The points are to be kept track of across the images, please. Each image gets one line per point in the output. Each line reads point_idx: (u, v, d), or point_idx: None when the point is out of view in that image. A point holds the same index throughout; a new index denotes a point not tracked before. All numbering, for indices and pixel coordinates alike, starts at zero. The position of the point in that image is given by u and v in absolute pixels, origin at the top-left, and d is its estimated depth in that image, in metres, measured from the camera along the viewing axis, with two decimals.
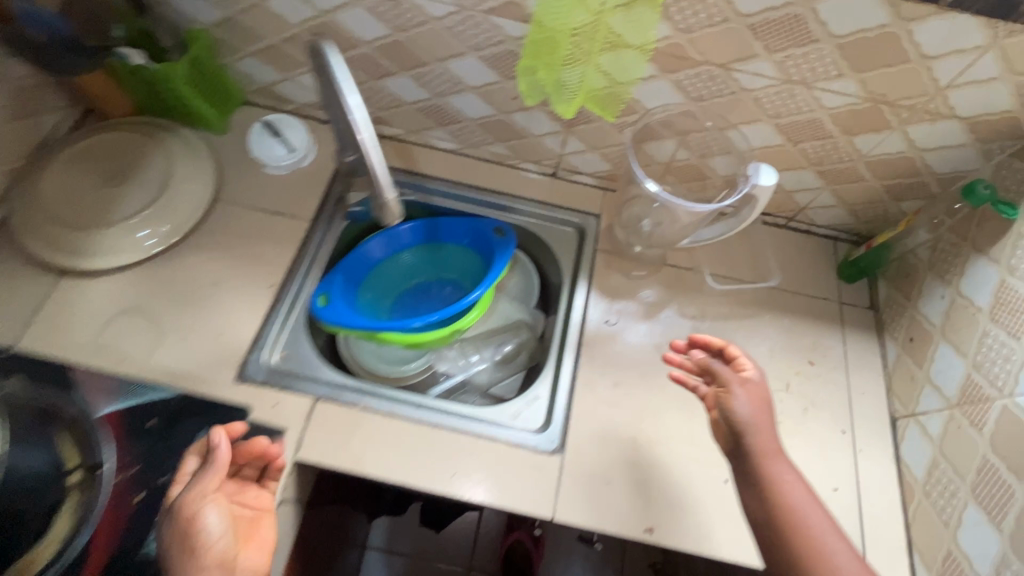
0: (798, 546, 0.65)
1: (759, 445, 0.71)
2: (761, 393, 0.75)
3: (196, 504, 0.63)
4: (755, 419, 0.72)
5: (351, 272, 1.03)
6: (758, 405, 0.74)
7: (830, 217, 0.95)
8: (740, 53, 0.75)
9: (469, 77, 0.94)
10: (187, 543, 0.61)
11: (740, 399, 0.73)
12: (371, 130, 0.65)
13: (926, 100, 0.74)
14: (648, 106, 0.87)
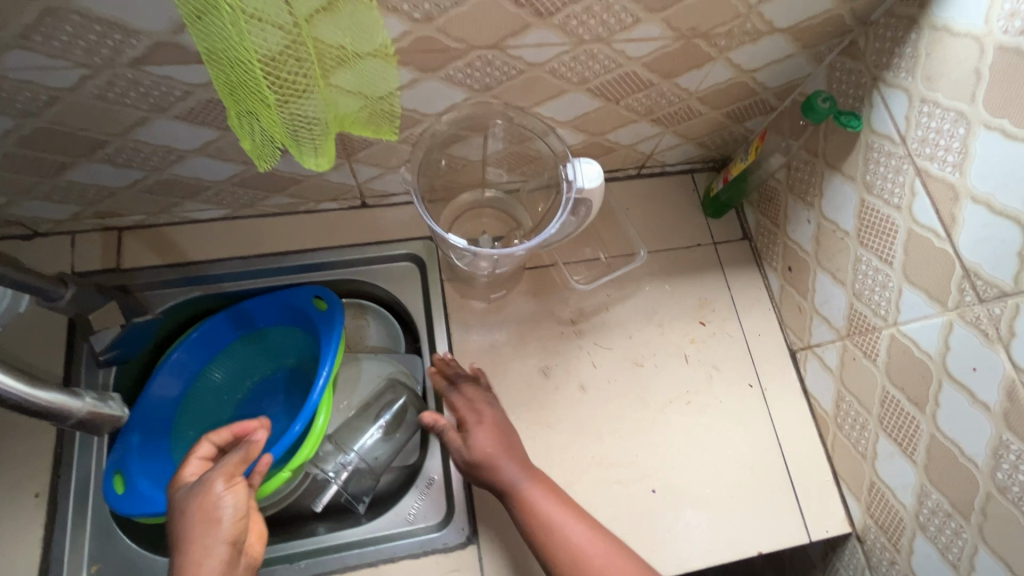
0: (535, 537, 0.64)
1: (500, 476, 0.67)
2: (490, 425, 0.71)
3: (224, 478, 0.56)
4: (489, 451, 0.68)
5: (149, 425, 0.74)
6: (485, 435, 0.69)
7: (680, 155, 0.88)
8: (510, 29, 0.53)
9: (177, 142, 0.61)
10: (206, 520, 0.53)
11: (473, 436, 0.69)
12: None
13: (740, 22, 0.59)
14: (430, 111, 0.64)
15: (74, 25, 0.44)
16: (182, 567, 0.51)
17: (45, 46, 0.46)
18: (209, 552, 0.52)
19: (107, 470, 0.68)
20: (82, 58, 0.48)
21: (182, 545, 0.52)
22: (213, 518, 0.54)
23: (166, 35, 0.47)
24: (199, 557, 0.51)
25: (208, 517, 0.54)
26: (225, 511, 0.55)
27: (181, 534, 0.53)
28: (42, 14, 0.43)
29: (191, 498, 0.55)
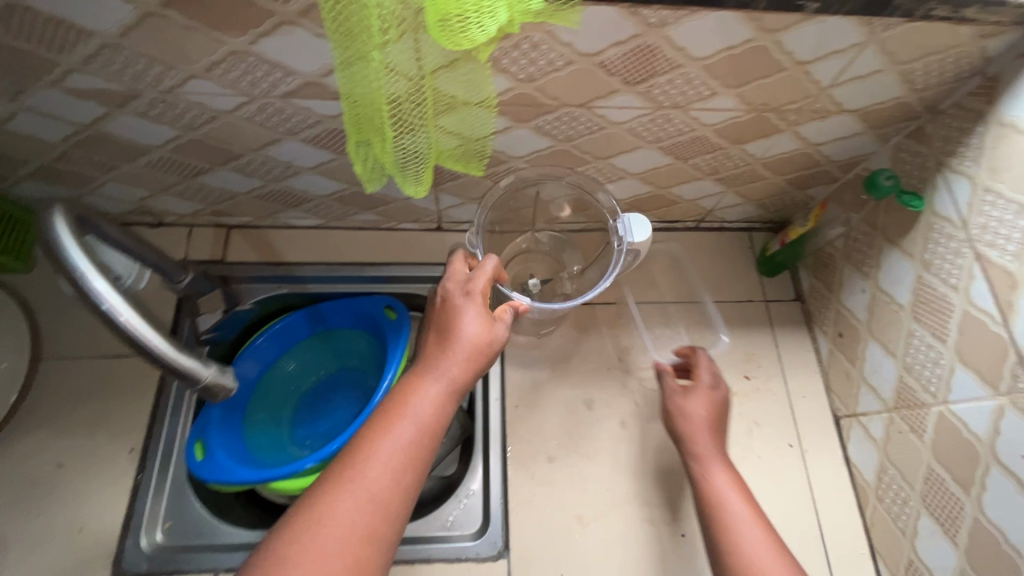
0: (712, 514, 0.66)
1: (695, 445, 0.72)
2: (713, 398, 0.75)
3: (437, 380, 0.56)
4: (693, 418, 0.74)
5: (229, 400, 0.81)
6: (701, 404, 0.75)
7: (739, 213, 0.92)
8: (598, 92, 0.60)
9: (298, 159, 0.71)
10: (405, 419, 0.53)
11: (691, 398, 0.75)
12: (134, 309, 0.47)
13: (811, 101, 0.64)
14: (515, 154, 0.72)
15: (247, 64, 0.54)
16: (370, 458, 0.51)
17: (219, 78, 0.56)
18: (405, 455, 0.52)
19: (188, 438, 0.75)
20: (245, 89, 0.58)
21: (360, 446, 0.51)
22: (413, 419, 0.54)
23: (314, 77, 0.56)
24: (396, 454, 0.51)
25: (409, 424, 0.53)
26: (422, 418, 0.54)
27: (385, 425, 0.53)
28: (226, 55, 0.53)
29: (405, 387, 0.56)
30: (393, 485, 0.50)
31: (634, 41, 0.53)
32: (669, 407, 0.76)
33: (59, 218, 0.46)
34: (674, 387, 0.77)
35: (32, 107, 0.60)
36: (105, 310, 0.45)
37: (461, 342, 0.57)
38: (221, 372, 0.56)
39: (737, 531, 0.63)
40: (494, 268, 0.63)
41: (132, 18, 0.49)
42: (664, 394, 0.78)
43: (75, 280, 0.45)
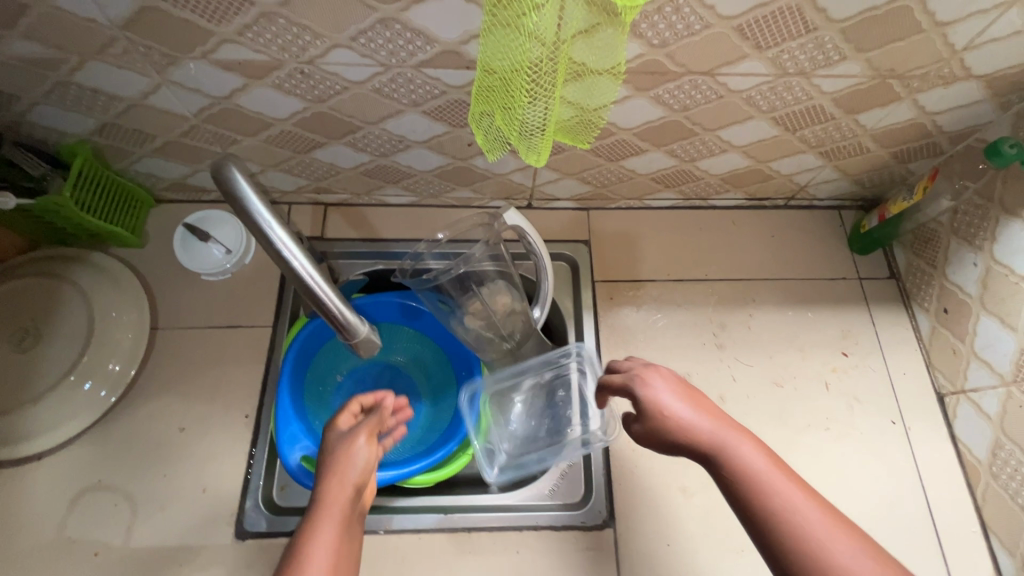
0: (776, 526, 0.52)
1: (701, 449, 0.58)
2: (663, 381, 0.62)
3: (328, 524, 0.58)
4: (669, 416, 0.59)
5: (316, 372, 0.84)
6: (659, 392, 0.61)
7: (833, 190, 0.91)
8: (726, 58, 0.60)
9: (412, 133, 0.73)
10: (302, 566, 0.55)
11: (645, 396, 0.61)
12: (305, 252, 0.51)
13: (939, 66, 0.63)
14: (625, 125, 0.72)
15: (392, 31, 0.56)
16: None
17: (362, 48, 0.58)
18: None
19: (295, 461, 0.72)
20: (383, 58, 0.60)
21: None
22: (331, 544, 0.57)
23: (453, 44, 0.58)
24: None
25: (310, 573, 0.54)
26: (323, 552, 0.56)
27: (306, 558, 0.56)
28: (375, 23, 0.55)
29: (298, 540, 0.58)
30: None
31: (775, 3, 0.54)
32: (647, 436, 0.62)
33: (231, 167, 0.48)
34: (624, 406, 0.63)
35: (176, 80, 0.63)
36: (282, 255, 0.49)
37: (338, 489, 0.61)
38: (371, 329, 0.61)
39: (807, 523, 0.51)
40: (354, 405, 0.70)
41: None
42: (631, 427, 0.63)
43: (255, 222, 0.49)
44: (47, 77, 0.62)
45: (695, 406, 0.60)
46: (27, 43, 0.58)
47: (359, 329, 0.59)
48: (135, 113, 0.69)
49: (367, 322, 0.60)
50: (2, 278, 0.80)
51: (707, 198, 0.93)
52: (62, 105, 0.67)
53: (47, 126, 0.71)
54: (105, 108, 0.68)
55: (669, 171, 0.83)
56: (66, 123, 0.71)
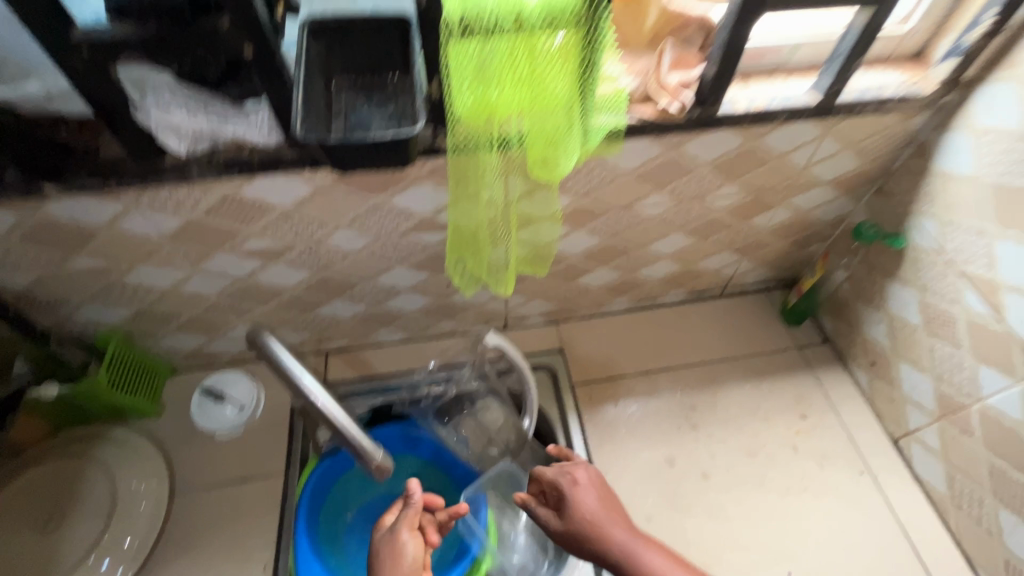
0: None
1: (614, 545, 0.70)
2: (594, 486, 0.77)
3: None
4: (595, 517, 0.73)
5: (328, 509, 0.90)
6: (591, 496, 0.75)
7: (756, 276, 1.08)
8: (636, 196, 0.79)
9: (400, 282, 0.88)
10: None
11: (580, 497, 0.75)
12: (328, 393, 0.62)
13: (795, 179, 0.83)
14: (572, 253, 0.89)
15: (381, 213, 0.73)
16: None
17: (358, 226, 0.75)
18: None
19: None
20: (374, 232, 0.76)
21: None
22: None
23: (428, 215, 0.75)
24: None
25: None
26: None
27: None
28: (368, 209, 0.73)
29: None
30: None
31: (659, 158, 0.74)
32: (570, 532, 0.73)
33: (270, 335, 0.62)
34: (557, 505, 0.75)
35: (206, 270, 0.78)
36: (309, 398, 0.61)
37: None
38: (387, 455, 0.69)
39: None
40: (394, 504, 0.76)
41: (308, 193, 0.68)
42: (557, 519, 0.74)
43: (289, 376, 0.62)
44: (98, 282, 0.76)
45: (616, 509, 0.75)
46: (88, 259, 0.72)
47: (375, 454, 0.66)
48: (168, 300, 0.83)
49: (382, 448, 0.68)
50: (29, 466, 0.86)
51: (656, 299, 1.08)
52: (106, 303, 0.81)
53: (89, 321, 0.83)
54: (142, 299, 0.81)
55: (617, 281, 1.00)
56: (106, 317, 0.83)
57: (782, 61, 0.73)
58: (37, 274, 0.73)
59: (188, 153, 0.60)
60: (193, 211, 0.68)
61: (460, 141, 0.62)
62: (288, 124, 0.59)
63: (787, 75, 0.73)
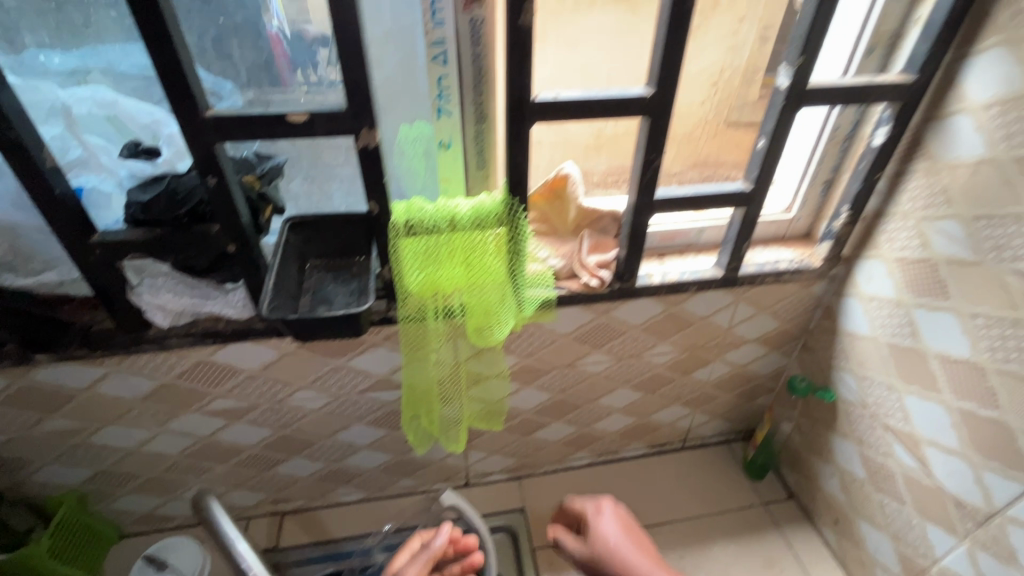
0: None
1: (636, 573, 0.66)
2: (611, 520, 0.72)
3: None
4: (615, 545, 0.69)
5: None
6: (610, 522, 0.72)
7: (714, 428, 1.11)
8: (577, 355, 0.87)
9: (359, 439, 0.91)
10: None
11: (598, 522, 0.72)
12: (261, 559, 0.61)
13: (723, 338, 0.92)
14: (525, 407, 0.94)
15: (341, 374, 0.80)
16: None
17: (319, 386, 0.81)
18: None
19: None
20: (334, 391, 0.83)
21: None
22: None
23: (385, 374, 0.82)
24: None
25: None
26: None
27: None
28: (329, 370, 0.80)
29: None
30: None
31: (591, 322, 0.83)
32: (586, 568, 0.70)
33: (216, 500, 0.64)
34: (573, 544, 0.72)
35: (171, 429, 0.82)
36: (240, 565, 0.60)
37: None
38: None
39: None
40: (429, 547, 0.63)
41: (274, 356, 0.76)
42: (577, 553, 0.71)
43: (224, 541, 0.62)
44: (65, 443, 0.80)
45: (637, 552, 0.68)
46: (60, 420, 0.77)
47: None
48: (129, 459, 0.85)
49: None
50: None
51: (616, 452, 1.09)
52: (68, 463, 0.83)
53: (47, 482, 0.84)
54: (104, 459, 0.84)
55: (575, 435, 1.02)
56: (64, 478, 0.85)
57: (691, 241, 0.87)
58: (8, 436, 0.77)
59: (172, 325, 0.69)
60: (167, 374, 0.75)
61: (409, 311, 0.72)
62: (258, 304, 0.67)
63: (697, 252, 0.86)
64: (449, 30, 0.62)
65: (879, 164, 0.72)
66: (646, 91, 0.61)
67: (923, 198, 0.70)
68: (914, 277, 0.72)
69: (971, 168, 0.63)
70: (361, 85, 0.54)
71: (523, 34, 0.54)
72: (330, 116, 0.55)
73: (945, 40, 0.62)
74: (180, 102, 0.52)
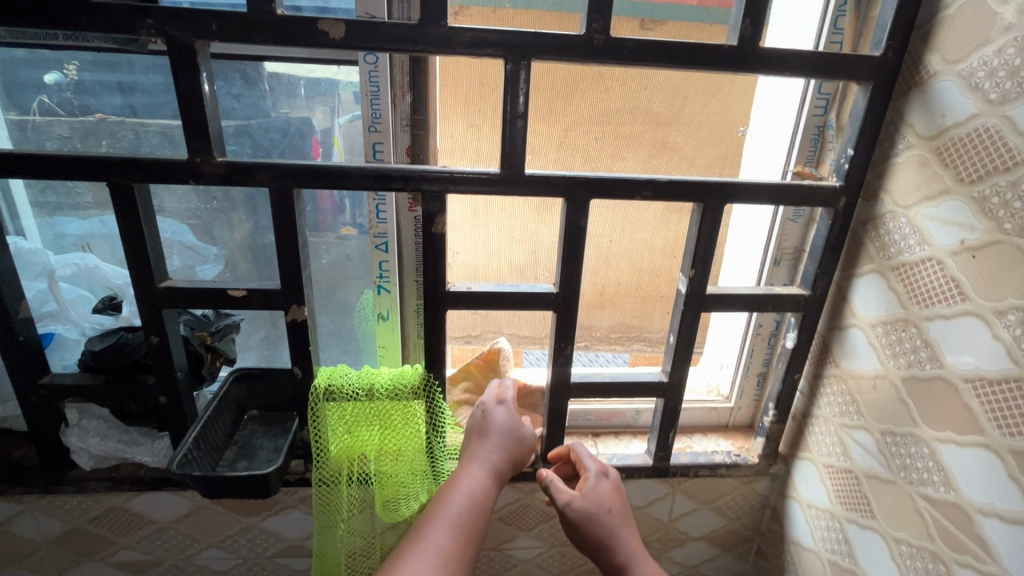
0: None
1: (622, 545, 0.64)
2: (609, 486, 0.68)
3: (442, 510, 0.59)
4: (608, 511, 0.66)
5: None
6: (608, 488, 0.68)
7: None
8: (502, 538, 0.83)
9: None
10: (439, 517, 0.58)
11: (598, 485, 0.67)
12: None
13: (663, 531, 0.86)
14: None
15: (252, 534, 0.78)
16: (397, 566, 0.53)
17: (228, 545, 0.79)
18: (450, 540, 0.56)
19: None
20: (243, 552, 0.79)
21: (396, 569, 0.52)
22: (468, 489, 0.61)
23: (297, 539, 0.79)
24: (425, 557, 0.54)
25: (418, 552, 0.54)
26: (433, 538, 0.56)
27: (426, 523, 0.58)
28: (241, 529, 0.78)
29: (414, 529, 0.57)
30: (457, 545, 0.56)
31: (516, 501, 0.80)
32: (569, 518, 0.65)
33: None
34: (571, 495, 0.66)
35: None
36: None
37: (455, 494, 0.61)
38: None
39: None
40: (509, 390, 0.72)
41: (187, 509, 0.76)
42: (561, 499, 0.66)
43: None
44: None
45: (630, 520, 0.67)
46: None
47: None
48: None
49: None
50: None
51: None
52: None
53: None
54: None
55: None
56: None
57: (628, 423, 0.87)
58: None
59: (93, 467, 0.71)
60: (79, 518, 0.75)
61: (324, 474, 0.72)
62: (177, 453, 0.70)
63: (631, 436, 0.86)
64: (390, 226, 0.72)
65: (794, 365, 0.74)
66: (552, 289, 0.68)
67: (838, 403, 0.70)
68: (841, 488, 0.69)
69: (870, 381, 0.64)
70: (294, 270, 0.64)
71: (434, 238, 0.64)
72: (264, 294, 0.64)
73: (830, 262, 0.68)
74: (139, 275, 0.62)
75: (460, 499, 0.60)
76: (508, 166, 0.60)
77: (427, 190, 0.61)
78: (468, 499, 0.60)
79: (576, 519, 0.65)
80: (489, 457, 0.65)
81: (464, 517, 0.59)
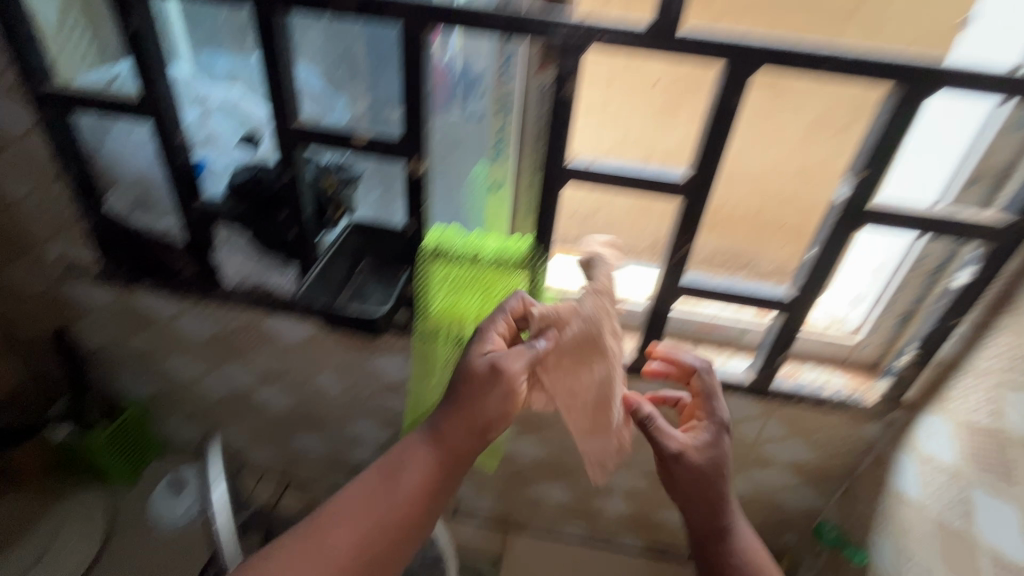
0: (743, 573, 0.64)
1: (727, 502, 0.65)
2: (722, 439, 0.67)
3: (382, 472, 0.60)
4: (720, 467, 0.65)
5: None
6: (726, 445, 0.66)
7: None
8: None
9: (364, 435, 0.97)
10: (376, 478, 0.60)
11: (718, 444, 0.65)
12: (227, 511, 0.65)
13: (746, 451, 0.83)
14: (522, 458, 0.93)
15: (360, 368, 0.88)
16: (328, 521, 0.58)
17: (339, 374, 0.89)
18: (379, 504, 0.59)
19: None
20: (351, 382, 0.90)
21: (327, 518, 0.59)
22: (418, 451, 0.60)
23: (397, 381, 0.88)
24: (349, 520, 0.58)
25: (343, 512, 0.59)
26: (358, 501, 0.59)
27: (364, 482, 0.60)
28: (351, 363, 0.87)
29: (351, 485, 0.61)
30: (388, 503, 0.59)
31: None
32: (680, 467, 0.64)
33: (214, 441, 0.71)
34: (682, 447, 0.65)
35: (219, 374, 0.95)
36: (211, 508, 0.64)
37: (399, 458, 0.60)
38: None
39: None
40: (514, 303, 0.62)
41: (308, 337, 0.85)
42: (671, 448, 0.64)
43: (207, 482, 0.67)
44: (144, 361, 0.97)
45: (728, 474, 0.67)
46: (144, 340, 0.93)
47: None
48: (184, 390, 1.00)
49: None
50: None
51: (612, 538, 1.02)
52: (141, 377, 0.99)
53: (123, 389, 1.02)
54: (166, 383, 0.99)
55: (573, 504, 0.98)
56: (137, 388, 1.01)
57: (731, 338, 0.81)
58: (106, 343, 0.95)
59: (235, 283, 0.82)
60: (224, 326, 0.88)
61: (425, 329, 0.76)
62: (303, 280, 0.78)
63: (733, 351, 0.81)
64: (516, 87, 0.65)
65: (957, 307, 0.63)
66: (682, 176, 0.61)
67: (1006, 358, 0.59)
68: (977, 449, 0.61)
69: None
70: (417, 123, 0.63)
71: (563, 102, 0.59)
72: (386, 144, 0.65)
73: None
74: (276, 113, 0.65)
75: (408, 462, 0.60)
76: (660, 18, 0.52)
77: (565, 42, 0.55)
78: (422, 461, 0.60)
79: (687, 469, 0.64)
80: (475, 411, 0.59)
81: (411, 481, 0.59)
